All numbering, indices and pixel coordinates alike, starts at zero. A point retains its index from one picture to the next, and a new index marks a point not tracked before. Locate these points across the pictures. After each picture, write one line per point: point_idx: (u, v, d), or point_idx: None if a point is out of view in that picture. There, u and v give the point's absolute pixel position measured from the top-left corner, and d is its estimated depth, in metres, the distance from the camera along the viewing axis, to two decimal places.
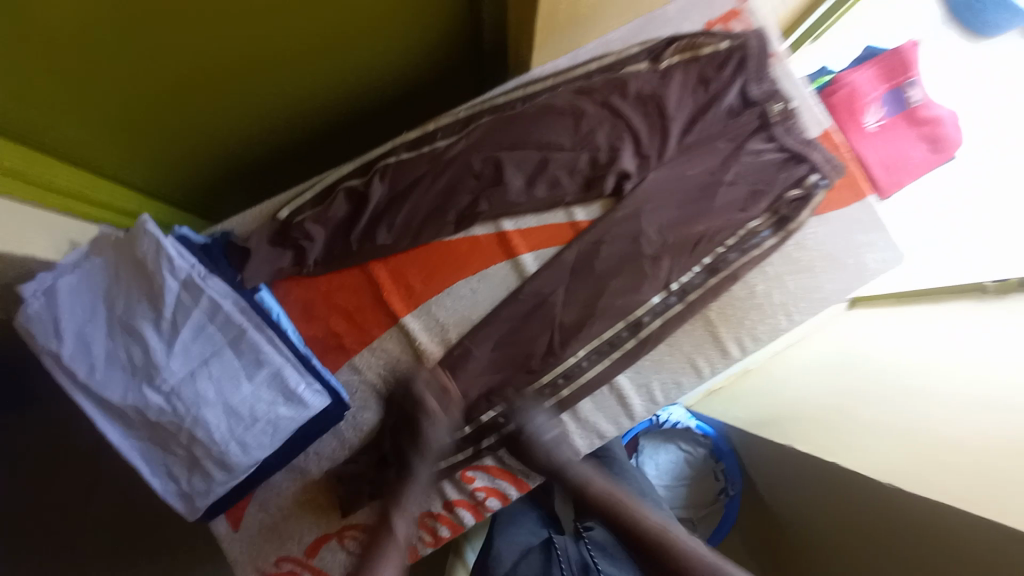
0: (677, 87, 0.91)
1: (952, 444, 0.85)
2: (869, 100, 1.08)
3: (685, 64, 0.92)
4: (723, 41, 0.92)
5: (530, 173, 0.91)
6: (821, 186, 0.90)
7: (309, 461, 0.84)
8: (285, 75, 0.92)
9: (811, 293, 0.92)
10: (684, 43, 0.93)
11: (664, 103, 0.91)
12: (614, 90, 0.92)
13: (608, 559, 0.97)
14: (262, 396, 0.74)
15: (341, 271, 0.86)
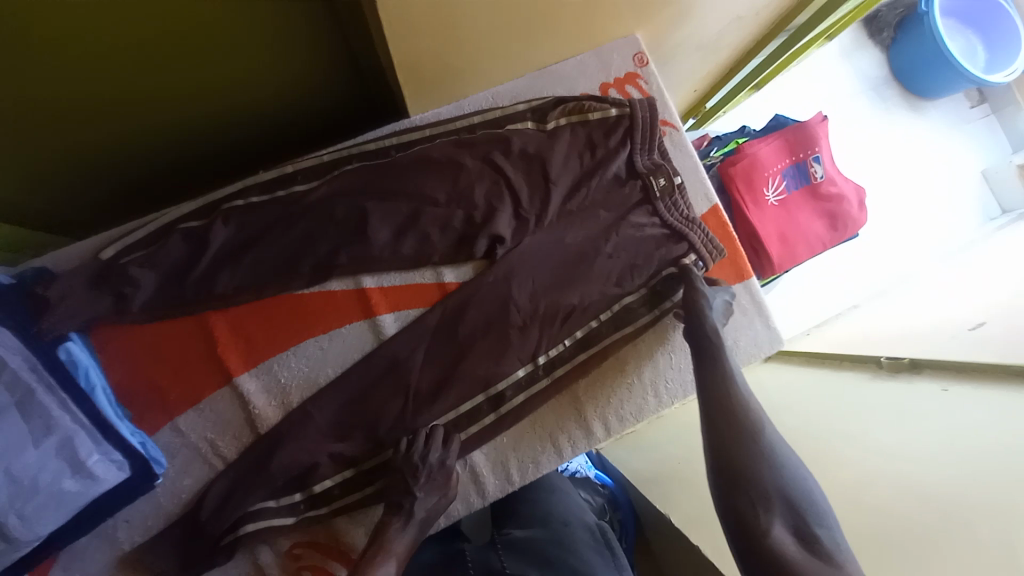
0: (563, 151, 0.86)
1: None
2: (770, 173, 1.06)
3: (573, 127, 0.87)
4: (614, 108, 0.88)
5: (397, 230, 0.82)
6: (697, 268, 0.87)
7: (115, 529, 0.76)
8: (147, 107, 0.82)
9: (683, 376, 0.89)
10: (572, 105, 0.88)
11: (548, 169, 0.85)
12: (497, 147, 0.84)
13: (515, 556, 0.84)
14: (50, 463, 0.68)
15: (170, 321, 0.79)
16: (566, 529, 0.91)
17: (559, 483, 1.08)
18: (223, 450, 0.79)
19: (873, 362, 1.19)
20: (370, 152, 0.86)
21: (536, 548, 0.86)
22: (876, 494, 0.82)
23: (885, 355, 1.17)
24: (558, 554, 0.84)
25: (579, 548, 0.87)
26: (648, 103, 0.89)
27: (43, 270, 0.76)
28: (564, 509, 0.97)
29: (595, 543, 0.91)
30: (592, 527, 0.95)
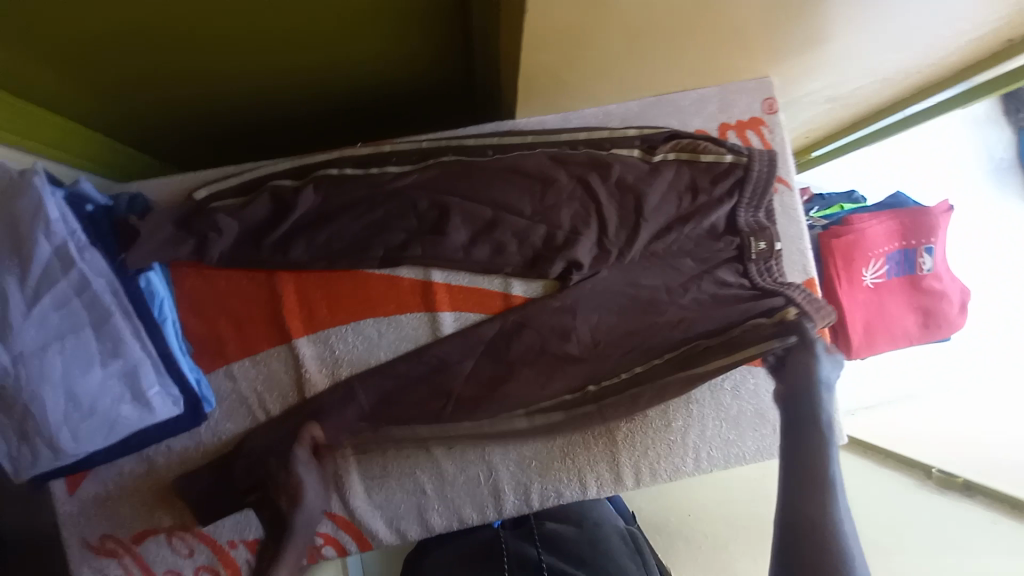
0: (666, 187, 0.79)
1: None
2: (873, 254, 0.97)
3: (682, 164, 0.81)
4: (730, 153, 0.81)
5: (475, 231, 0.79)
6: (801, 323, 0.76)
7: (157, 454, 0.80)
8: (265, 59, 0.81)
9: (729, 447, 0.85)
10: (684, 141, 0.82)
11: (646, 201, 0.79)
12: (597, 168, 0.79)
13: (552, 555, 0.84)
14: (110, 387, 0.70)
15: (244, 272, 0.80)
16: (599, 530, 0.88)
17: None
18: (267, 406, 0.81)
19: (920, 470, 1.09)
20: (464, 147, 0.83)
21: (570, 547, 0.84)
22: None
23: (937, 466, 1.07)
24: (593, 558, 0.82)
25: (614, 555, 0.82)
26: (767, 156, 0.82)
27: (137, 198, 0.78)
28: (597, 510, 0.93)
29: (630, 550, 0.85)
30: (626, 532, 0.90)
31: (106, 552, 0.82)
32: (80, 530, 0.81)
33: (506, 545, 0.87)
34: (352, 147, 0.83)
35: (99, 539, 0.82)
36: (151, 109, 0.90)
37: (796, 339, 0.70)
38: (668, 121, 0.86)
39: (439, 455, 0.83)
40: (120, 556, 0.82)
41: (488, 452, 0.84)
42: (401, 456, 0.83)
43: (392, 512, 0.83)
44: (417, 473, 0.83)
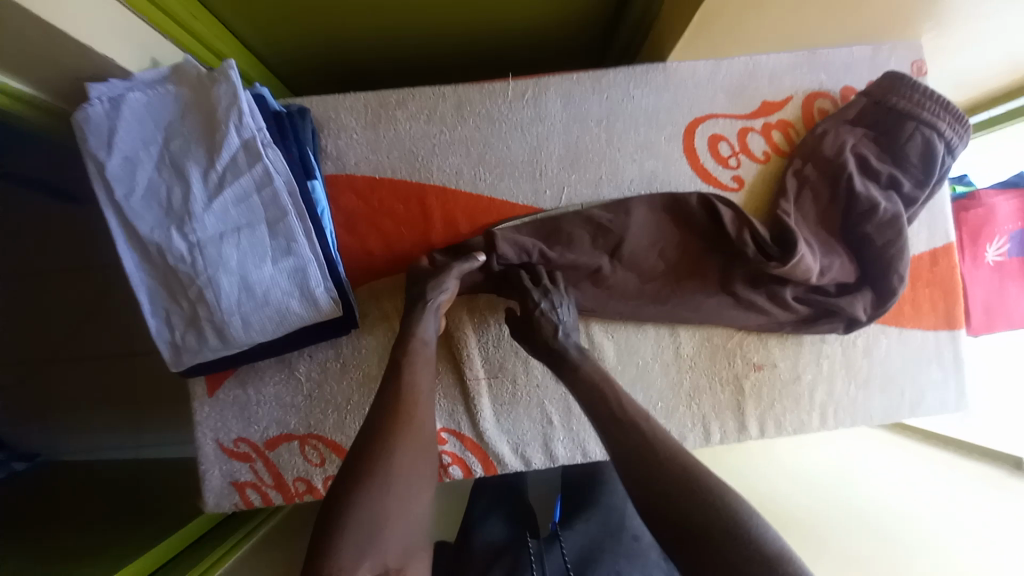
0: (874, 188, 0.78)
1: None
2: (998, 232, 0.97)
3: (875, 165, 0.79)
4: (905, 130, 0.77)
5: (675, 241, 0.81)
6: (953, 153, 0.77)
7: (299, 360, 0.82)
8: (434, 12, 0.85)
9: (855, 405, 0.85)
10: (855, 141, 0.80)
11: (858, 199, 0.77)
12: (816, 204, 0.80)
13: (582, 565, 0.85)
14: (280, 283, 0.72)
15: (394, 185, 0.83)
16: (637, 545, 0.89)
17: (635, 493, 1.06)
18: None
19: (1009, 462, 1.06)
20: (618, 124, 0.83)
21: (603, 559, 0.85)
22: None
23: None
24: (631, 571, 0.83)
25: (652, 571, 0.84)
26: (944, 111, 0.76)
27: (303, 111, 0.80)
28: (638, 523, 0.95)
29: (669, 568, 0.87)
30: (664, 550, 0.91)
31: (239, 455, 0.84)
32: (217, 430, 0.83)
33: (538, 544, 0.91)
34: (503, 82, 0.84)
35: (233, 441, 0.83)
36: (309, 43, 0.93)
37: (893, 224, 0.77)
38: (818, 75, 0.86)
39: (570, 386, 0.84)
40: (253, 460, 0.84)
41: None
42: (530, 384, 0.84)
43: (518, 438, 0.84)
44: (544, 403, 0.84)
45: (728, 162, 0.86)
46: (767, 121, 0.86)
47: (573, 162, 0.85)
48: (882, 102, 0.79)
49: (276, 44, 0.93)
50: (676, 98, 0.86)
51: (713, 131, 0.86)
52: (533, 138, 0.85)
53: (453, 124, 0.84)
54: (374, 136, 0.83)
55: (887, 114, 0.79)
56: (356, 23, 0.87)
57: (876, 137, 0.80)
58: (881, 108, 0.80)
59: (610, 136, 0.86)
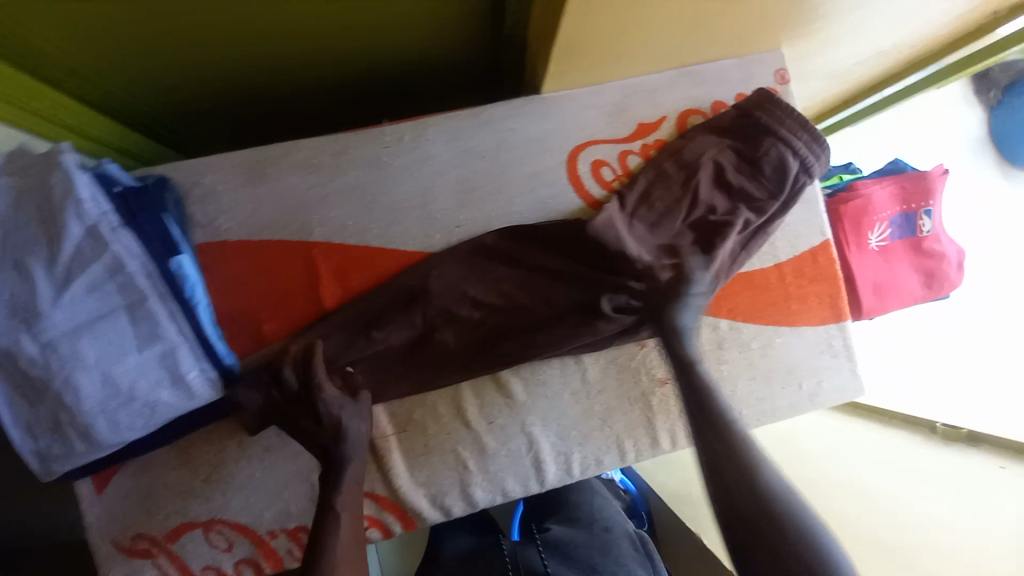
0: (726, 196, 0.84)
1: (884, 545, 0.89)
2: (877, 219, 1.03)
3: (731, 175, 0.84)
4: (762, 143, 0.82)
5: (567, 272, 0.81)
6: (805, 172, 0.82)
7: (191, 445, 0.77)
8: (300, 58, 0.82)
9: (761, 405, 0.88)
10: (716, 148, 0.84)
11: (707, 206, 0.83)
12: (675, 207, 0.83)
13: (559, 560, 0.93)
14: (149, 370, 0.68)
15: (277, 245, 0.79)
16: (608, 536, 0.97)
17: (602, 489, 1.12)
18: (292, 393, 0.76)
19: (925, 426, 1.16)
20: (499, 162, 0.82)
21: (578, 552, 0.93)
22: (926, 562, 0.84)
23: (940, 421, 1.14)
24: (603, 562, 0.91)
25: (623, 558, 0.92)
26: (801, 129, 0.81)
27: (164, 181, 0.76)
28: (604, 515, 1.02)
29: (637, 554, 0.94)
30: (633, 536, 0.99)
31: (139, 552, 0.78)
32: (111, 529, 0.78)
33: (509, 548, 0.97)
34: (380, 125, 0.82)
35: (130, 538, 0.78)
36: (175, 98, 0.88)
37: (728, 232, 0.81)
38: (690, 91, 0.88)
39: (480, 428, 0.83)
40: (154, 555, 0.78)
41: (527, 422, 0.84)
42: (441, 431, 0.83)
43: (435, 489, 0.82)
44: (457, 448, 0.83)
45: (613, 186, 0.86)
46: (645, 142, 0.87)
47: (463, 200, 0.83)
48: (749, 115, 0.83)
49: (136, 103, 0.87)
50: (559, 126, 0.85)
51: (596, 157, 0.86)
52: (418, 181, 0.82)
53: (332, 174, 0.81)
54: (246, 196, 0.79)
55: (753, 126, 0.83)
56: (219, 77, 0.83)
57: (739, 145, 0.84)
58: (749, 119, 0.84)
59: (498, 171, 0.83)
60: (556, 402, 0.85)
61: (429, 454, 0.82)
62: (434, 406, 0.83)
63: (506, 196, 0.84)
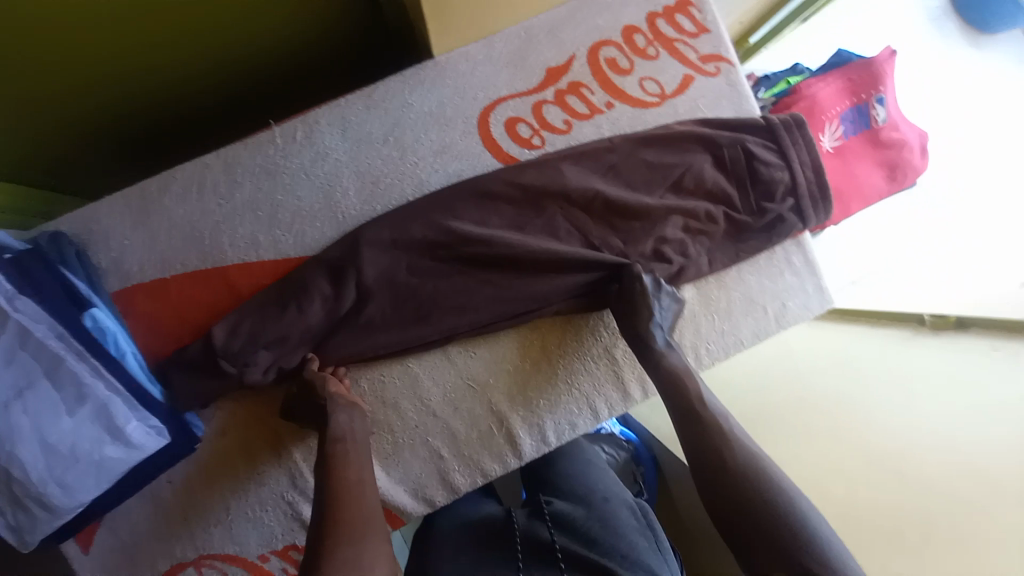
0: (723, 184, 0.80)
1: (904, 450, 0.84)
2: (827, 117, 0.96)
3: (750, 168, 0.80)
4: (801, 168, 0.79)
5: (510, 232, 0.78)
6: (774, 117, 0.80)
7: (163, 488, 0.78)
8: (178, 70, 0.81)
9: (724, 337, 0.85)
10: (793, 143, 0.80)
11: (656, 163, 0.79)
12: (627, 173, 0.79)
13: (563, 532, 0.84)
14: (89, 431, 0.68)
15: (191, 272, 0.77)
16: (607, 506, 0.88)
17: (594, 458, 1.04)
18: (263, 413, 0.79)
19: (911, 320, 1.06)
20: (404, 139, 0.78)
21: (583, 527, 0.84)
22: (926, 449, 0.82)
23: (927, 311, 1.04)
24: (604, 536, 0.83)
25: (624, 530, 0.84)
26: (820, 201, 0.80)
27: (57, 236, 0.74)
28: (602, 484, 0.93)
29: (639, 525, 0.86)
30: (634, 504, 0.91)
31: None
32: None
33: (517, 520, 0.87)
34: (267, 129, 0.78)
35: None
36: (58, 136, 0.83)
37: (676, 192, 0.80)
38: (593, 24, 0.81)
39: (446, 414, 0.82)
40: None
41: (493, 400, 0.82)
42: (408, 426, 0.81)
43: (414, 481, 0.82)
44: (428, 438, 0.82)
45: (532, 143, 0.80)
46: (558, 87, 0.81)
47: (374, 187, 0.78)
48: (676, 52, 0.82)
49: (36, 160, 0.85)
50: (461, 87, 0.79)
51: (508, 114, 0.80)
52: (321, 179, 0.78)
53: (231, 191, 0.77)
54: (149, 233, 0.77)
55: (701, 81, 0.83)
56: (98, 104, 0.81)
57: (811, 169, 0.80)
58: (696, 71, 0.83)
59: (403, 152, 0.79)
60: (517, 375, 0.83)
61: (398, 449, 0.81)
62: (395, 403, 0.81)
63: (416, 174, 0.79)
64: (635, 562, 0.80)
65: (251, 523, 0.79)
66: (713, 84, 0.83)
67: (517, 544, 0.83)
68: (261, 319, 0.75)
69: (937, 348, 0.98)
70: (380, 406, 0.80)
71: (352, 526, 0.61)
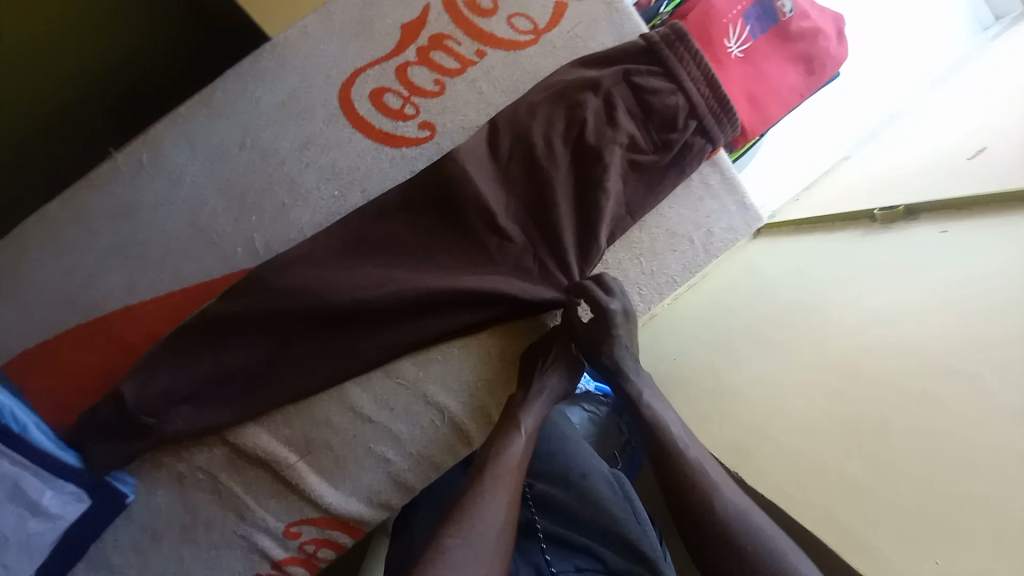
0: (621, 122, 0.73)
1: (858, 349, 0.79)
2: (729, 19, 0.89)
3: (642, 100, 0.73)
4: (694, 86, 0.73)
5: (402, 215, 0.73)
6: (659, 34, 0.73)
7: (106, 555, 0.75)
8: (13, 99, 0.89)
9: (653, 278, 0.81)
10: (680, 60, 0.73)
11: (541, 111, 0.73)
12: (513, 129, 0.73)
13: (548, 515, 0.85)
14: (9, 510, 0.66)
15: (74, 327, 0.71)
16: (586, 482, 0.86)
17: (569, 428, 0.99)
18: (190, 459, 0.74)
19: (865, 219, 0.99)
20: (262, 140, 0.72)
21: (563, 505, 0.85)
22: (873, 340, 0.78)
23: (877, 206, 0.96)
24: (586, 512, 0.83)
25: (605, 504, 0.83)
26: (722, 114, 0.74)
27: None
28: (581, 459, 0.90)
29: (618, 496, 0.84)
30: (611, 476, 0.89)
31: None
32: None
33: None
34: (110, 158, 0.71)
35: None
36: None
37: (568, 136, 0.73)
38: None
39: (385, 419, 0.77)
40: None
41: (428, 393, 0.77)
42: (345, 439, 0.76)
43: (366, 491, 0.78)
44: (371, 446, 0.77)
45: (405, 114, 0.74)
46: (419, 45, 0.73)
47: (243, 197, 0.72)
48: None
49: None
50: (311, 68, 0.72)
51: (371, 87, 0.73)
52: (184, 201, 0.71)
53: (90, 234, 0.71)
54: (18, 296, 0.72)
55: (574, 6, 0.75)
56: None
57: (707, 82, 0.73)
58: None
59: (265, 154, 0.72)
60: (449, 362, 0.77)
61: (340, 464, 0.77)
62: (327, 419, 0.76)
63: (284, 175, 0.72)
64: (614, 532, 0.79)
65: (207, 568, 0.76)
66: (587, 7, 0.75)
67: None
68: (156, 361, 0.70)
69: (887, 241, 0.90)
70: (309, 425, 0.75)
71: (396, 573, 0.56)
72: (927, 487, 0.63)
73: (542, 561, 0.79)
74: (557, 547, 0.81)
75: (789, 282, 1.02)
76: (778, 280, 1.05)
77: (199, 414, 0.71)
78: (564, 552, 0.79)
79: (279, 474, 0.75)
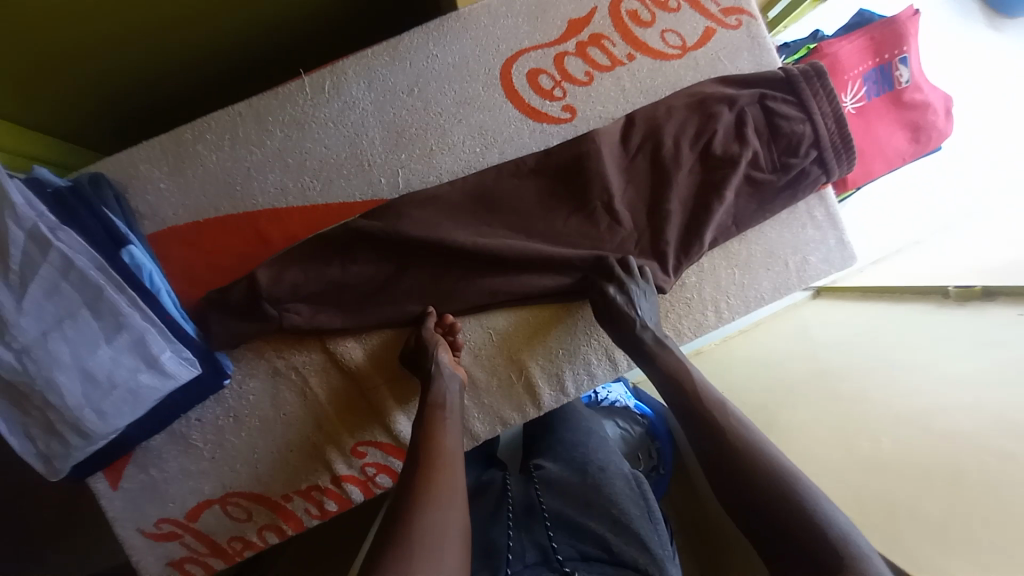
0: (748, 139, 0.79)
1: (937, 403, 0.79)
2: (849, 77, 0.97)
3: (771, 124, 0.80)
4: (823, 120, 0.79)
5: (532, 181, 0.80)
6: (799, 70, 0.80)
7: (190, 430, 0.80)
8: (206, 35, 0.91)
9: (743, 291, 0.85)
10: (814, 95, 0.79)
11: (677, 115, 0.80)
12: (647, 126, 0.80)
13: (554, 497, 0.85)
14: (133, 360, 0.70)
15: (226, 216, 0.79)
16: (602, 474, 0.87)
17: (597, 429, 1.02)
18: (289, 358, 0.79)
19: (937, 294, 0.99)
20: (426, 91, 0.81)
21: (573, 490, 0.85)
22: (956, 396, 0.78)
23: (953, 284, 0.96)
24: (597, 500, 0.82)
25: (617, 497, 0.82)
26: (842, 150, 0.80)
27: (98, 176, 0.76)
28: (600, 454, 0.92)
29: (633, 493, 0.84)
30: (630, 476, 0.88)
31: (167, 535, 0.82)
32: (135, 518, 0.81)
33: (512, 492, 0.88)
34: (297, 79, 0.80)
35: (155, 524, 0.81)
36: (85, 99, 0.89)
37: (696, 142, 0.80)
38: None
39: (468, 364, 0.82)
40: (183, 535, 0.82)
41: (515, 348, 0.82)
42: None
43: None
44: None
45: (553, 95, 0.82)
46: (579, 40, 0.82)
47: (398, 136, 0.80)
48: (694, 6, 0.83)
49: (64, 121, 0.92)
50: (483, 40, 0.81)
51: (529, 66, 0.82)
52: (348, 128, 0.80)
53: (261, 139, 0.80)
54: (181, 178, 0.80)
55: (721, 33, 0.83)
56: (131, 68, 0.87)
57: (834, 120, 0.80)
58: (716, 25, 0.83)
59: (427, 103, 0.81)
60: (541, 324, 0.82)
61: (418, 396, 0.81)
62: None
63: (438, 124, 0.80)
64: (623, 524, 0.78)
65: (274, 463, 0.80)
66: (733, 37, 0.83)
67: (509, 502, 0.86)
68: (290, 260, 0.77)
69: (958, 319, 0.90)
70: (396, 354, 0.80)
71: (430, 477, 0.59)
72: (987, 554, 0.60)
73: (547, 545, 0.77)
74: (562, 530, 0.80)
75: (863, 335, 1.03)
76: (851, 333, 1.06)
77: (313, 315, 0.77)
78: (569, 536, 0.79)
79: (359, 391, 0.80)
